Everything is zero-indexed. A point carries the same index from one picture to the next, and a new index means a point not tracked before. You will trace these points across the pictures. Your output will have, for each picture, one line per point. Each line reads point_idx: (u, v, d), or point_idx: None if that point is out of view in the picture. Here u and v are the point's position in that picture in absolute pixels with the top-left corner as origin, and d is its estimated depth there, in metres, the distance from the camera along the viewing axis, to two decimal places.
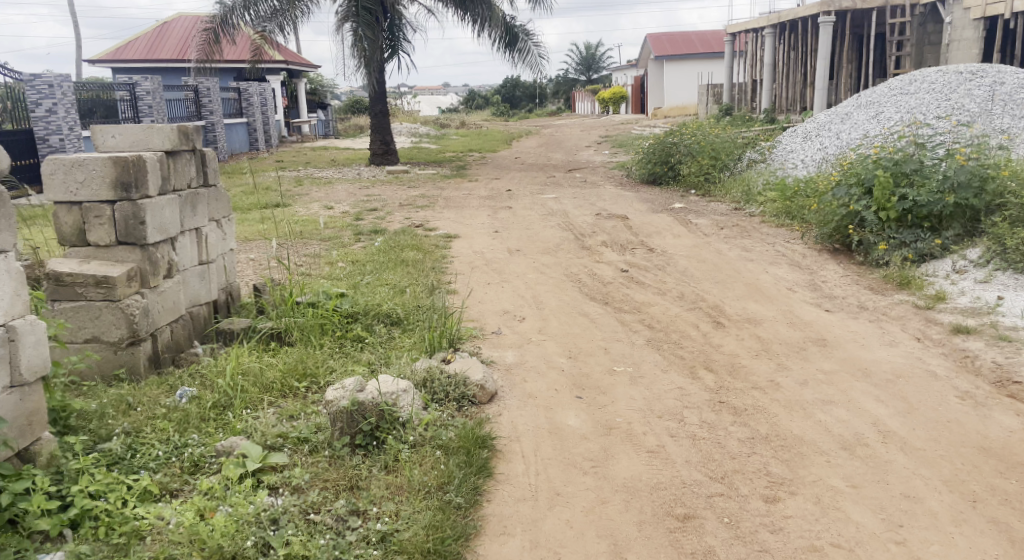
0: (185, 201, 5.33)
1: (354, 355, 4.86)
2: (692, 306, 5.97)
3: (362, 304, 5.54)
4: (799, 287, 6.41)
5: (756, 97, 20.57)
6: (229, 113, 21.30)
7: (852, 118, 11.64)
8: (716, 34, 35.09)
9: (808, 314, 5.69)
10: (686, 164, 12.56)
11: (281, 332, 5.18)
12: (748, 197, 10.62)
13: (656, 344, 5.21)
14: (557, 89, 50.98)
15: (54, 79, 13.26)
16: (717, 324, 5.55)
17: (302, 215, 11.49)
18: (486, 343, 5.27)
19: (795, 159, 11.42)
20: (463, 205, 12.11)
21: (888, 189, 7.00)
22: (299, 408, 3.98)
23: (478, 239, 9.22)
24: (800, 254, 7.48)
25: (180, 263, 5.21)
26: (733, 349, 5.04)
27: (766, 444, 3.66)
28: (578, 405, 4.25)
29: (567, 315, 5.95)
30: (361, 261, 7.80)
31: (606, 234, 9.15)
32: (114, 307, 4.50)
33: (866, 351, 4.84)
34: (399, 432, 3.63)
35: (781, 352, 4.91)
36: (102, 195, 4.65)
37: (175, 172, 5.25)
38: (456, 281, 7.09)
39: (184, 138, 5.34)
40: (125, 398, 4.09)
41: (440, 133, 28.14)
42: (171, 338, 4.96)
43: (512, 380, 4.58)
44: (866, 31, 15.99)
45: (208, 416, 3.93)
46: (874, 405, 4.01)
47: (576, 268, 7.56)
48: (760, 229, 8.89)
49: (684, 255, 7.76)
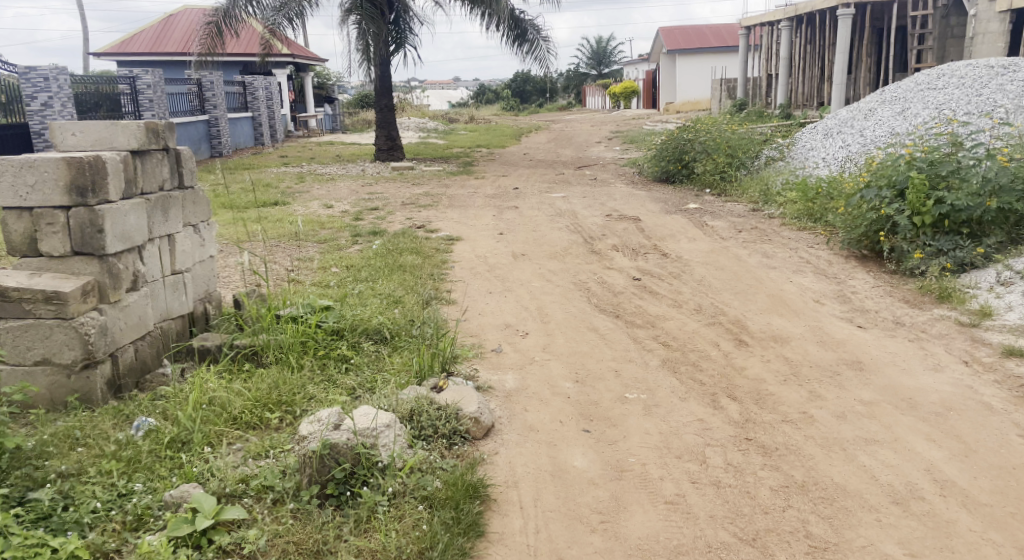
0: (156, 205, 4.86)
1: (336, 379, 4.38)
2: (711, 321, 5.44)
3: (349, 319, 5.07)
4: (827, 300, 5.89)
5: (770, 92, 19.97)
6: (234, 107, 20.86)
7: (876, 114, 11.07)
8: (729, 27, 34.39)
9: (840, 332, 5.15)
10: (701, 161, 11.99)
11: (258, 350, 4.70)
12: (766, 198, 10.08)
13: (672, 366, 4.70)
14: (568, 84, 50.62)
15: (50, 71, 12.63)
16: (739, 342, 5.03)
17: (301, 214, 11.05)
18: (484, 364, 4.78)
19: (815, 158, 10.87)
20: (467, 204, 11.62)
21: (923, 193, 6.43)
22: (267, 445, 3.52)
23: (481, 242, 8.73)
24: (826, 262, 6.94)
25: (148, 273, 4.74)
26: (758, 373, 4.51)
27: (803, 495, 3.16)
28: (586, 440, 3.75)
29: (574, 331, 5.45)
30: (355, 266, 7.32)
31: (617, 237, 8.64)
32: (66, 326, 4.02)
33: (909, 376, 4.31)
34: (376, 479, 3.17)
35: (814, 377, 4.39)
36: (55, 200, 4.19)
37: (142, 174, 4.78)
38: (455, 290, 6.60)
39: (153, 136, 4.86)
40: (72, 432, 3.63)
41: (449, 128, 27.67)
42: (136, 358, 4.48)
43: (511, 410, 4.08)
44: (886, 23, 15.37)
45: (164, 453, 3.47)
46: (926, 445, 3.50)
47: (584, 275, 7.05)
48: (780, 233, 8.35)
49: (700, 262, 7.25)
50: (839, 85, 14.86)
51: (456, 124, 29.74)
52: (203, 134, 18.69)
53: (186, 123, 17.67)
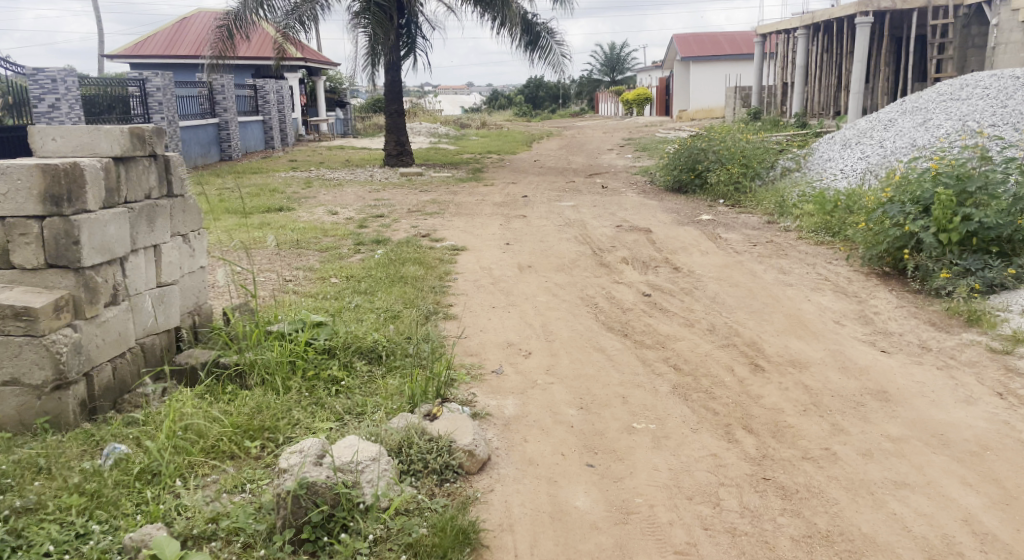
0: (140, 215, 4.61)
1: (325, 402, 4.12)
2: (725, 343, 5.14)
3: (342, 336, 4.80)
4: (848, 320, 5.58)
5: (786, 100, 19.65)
6: (245, 111, 20.73)
7: (896, 125, 10.74)
8: (745, 35, 34.12)
9: (863, 357, 4.83)
10: (715, 171, 11.69)
11: (244, 370, 4.44)
12: (781, 209, 9.77)
13: (683, 393, 4.40)
14: (580, 90, 50.45)
15: (58, 73, 12.53)
16: (754, 367, 4.73)
17: (305, 221, 10.82)
18: (482, 388, 4.51)
19: (833, 169, 10.55)
20: (475, 212, 11.36)
21: (950, 209, 6.11)
22: (243, 478, 3.29)
23: (487, 252, 8.46)
24: (845, 279, 6.64)
25: (131, 286, 4.50)
26: (775, 402, 4.21)
27: (827, 547, 2.88)
28: (589, 477, 3.48)
29: (580, 351, 5.17)
30: (355, 277, 7.07)
31: (627, 249, 8.35)
32: (36, 345, 3.78)
33: (938, 409, 4.00)
34: (357, 523, 2.94)
35: (835, 408, 4.08)
36: (28, 209, 3.96)
37: (126, 182, 4.54)
38: (457, 304, 6.32)
39: (139, 142, 4.63)
40: (36, 460, 3.41)
41: (460, 133, 27.45)
42: (114, 376, 4.23)
43: (510, 440, 3.80)
44: (905, 32, 15.03)
45: (132, 484, 3.24)
46: (961, 490, 3.20)
47: (592, 289, 6.77)
48: (797, 247, 8.03)
49: (713, 277, 6.95)
50: (856, 95, 14.54)
51: (468, 130, 29.55)
52: (213, 137, 18.56)
53: (195, 127, 17.53)
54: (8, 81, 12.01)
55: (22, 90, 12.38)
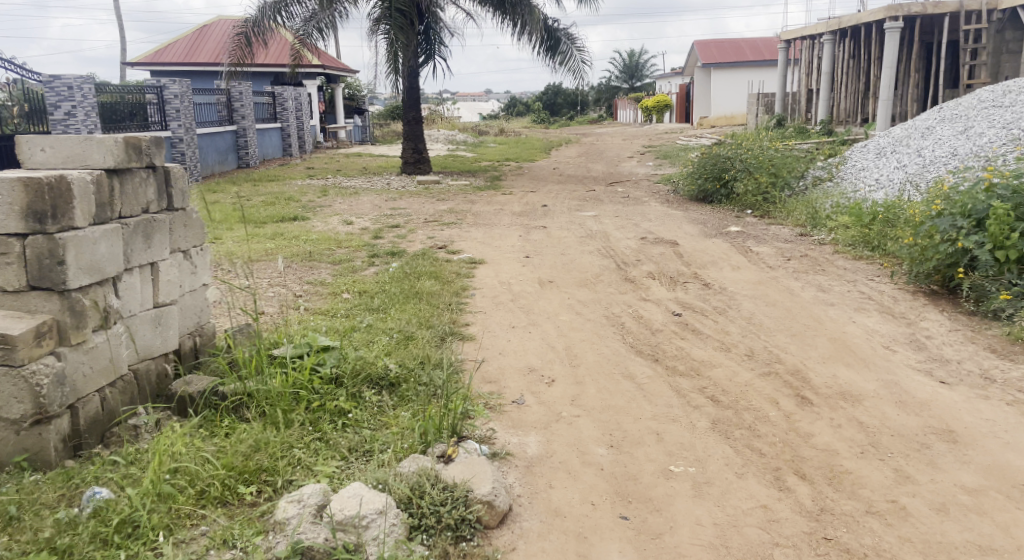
0: (135, 230, 4.28)
1: (329, 439, 3.76)
2: (767, 371, 4.73)
3: (350, 362, 4.44)
4: (899, 346, 5.17)
5: (810, 107, 19.16)
6: (263, 118, 20.50)
7: (935, 133, 10.28)
8: (767, 41, 33.61)
9: (921, 389, 4.42)
10: (742, 180, 11.24)
11: (246, 400, 4.09)
12: (814, 220, 9.32)
13: (724, 429, 4.00)
14: (599, 97, 50.11)
15: (75, 80, 12.28)
16: (801, 400, 4.31)
17: (319, 231, 10.50)
18: (502, 421, 4.12)
19: (867, 178, 10.10)
20: (493, 223, 11.00)
21: (1007, 225, 5.69)
22: (233, 531, 2.94)
23: (506, 266, 8.09)
24: (891, 298, 6.21)
25: (124, 308, 4.16)
26: (828, 441, 3.81)
27: None
28: (623, 534, 3.10)
29: (607, 378, 4.77)
30: (368, 292, 6.72)
31: (653, 263, 7.96)
32: (14, 376, 3.44)
33: (1014, 455, 3.61)
34: None
35: (897, 450, 3.68)
36: (9, 227, 3.64)
37: (119, 196, 4.21)
38: (475, 323, 5.96)
39: (134, 152, 4.30)
40: (7, 508, 3.09)
41: (478, 141, 27.19)
42: (102, 408, 3.88)
43: (533, 486, 3.42)
44: (938, 38, 14.53)
45: (110, 540, 2.90)
46: None
47: (618, 307, 6.38)
48: (834, 262, 7.59)
49: (748, 295, 6.53)
50: (885, 102, 14.03)
51: (486, 137, 29.25)
52: (230, 144, 18.35)
53: (212, 134, 17.30)
54: (24, 89, 11.78)
55: (38, 99, 12.18)
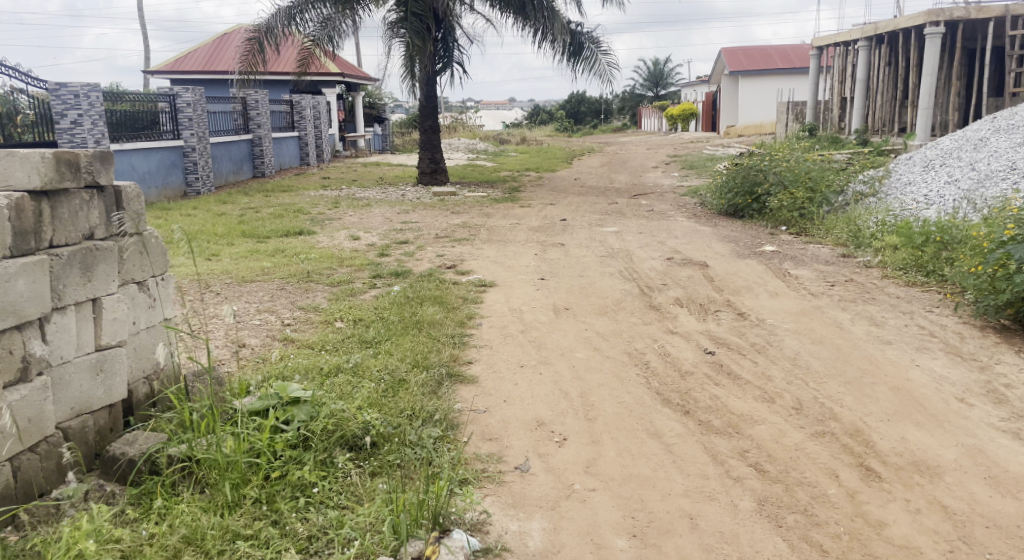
0: (72, 260, 3.61)
1: (282, 527, 3.07)
2: (821, 432, 3.95)
3: (322, 418, 3.72)
4: (975, 397, 4.39)
5: (844, 116, 18.24)
6: (279, 126, 19.95)
7: (988, 146, 9.47)
8: (798, 48, 32.69)
9: (1011, 458, 3.67)
10: (776, 194, 10.42)
11: (190, 468, 3.39)
12: (857, 239, 8.50)
13: (774, 511, 3.26)
14: (623, 105, 49.27)
15: (81, 88, 11.51)
16: (866, 472, 3.55)
17: (323, 248, 9.83)
18: (500, 497, 3.41)
19: (914, 193, 9.27)
20: (507, 239, 10.27)
21: None
22: None
23: (518, 289, 7.36)
24: (956, 334, 5.42)
25: (54, 354, 3.49)
26: (907, 535, 3.09)
27: None
28: None
29: (630, 436, 4.04)
30: (364, 321, 6.01)
31: (680, 287, 7.19)
32: None
33: None
34: None
35: (996, 550, 3.00)
36: None
37: (51, 221, 3.55)
38: (478, 361, 5.23)
39: (69, 170, 3.64)
40: None
41: (500, 150, 26.47)
42: (12, 481, 3.21)
43: None
44: (982, 44, 13.64)
45: None
46: None
47: (642, 342, 5.63)
48: (885, 289, 6.79)
49: (790, 328, 5.75)
50: (926, 111, 13.16)
51: (507, 146, 28.55)
52: (245, 153, 17.82)
53: (227, 144, 16.77)
54: (25, 97, 11.24)
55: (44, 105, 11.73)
